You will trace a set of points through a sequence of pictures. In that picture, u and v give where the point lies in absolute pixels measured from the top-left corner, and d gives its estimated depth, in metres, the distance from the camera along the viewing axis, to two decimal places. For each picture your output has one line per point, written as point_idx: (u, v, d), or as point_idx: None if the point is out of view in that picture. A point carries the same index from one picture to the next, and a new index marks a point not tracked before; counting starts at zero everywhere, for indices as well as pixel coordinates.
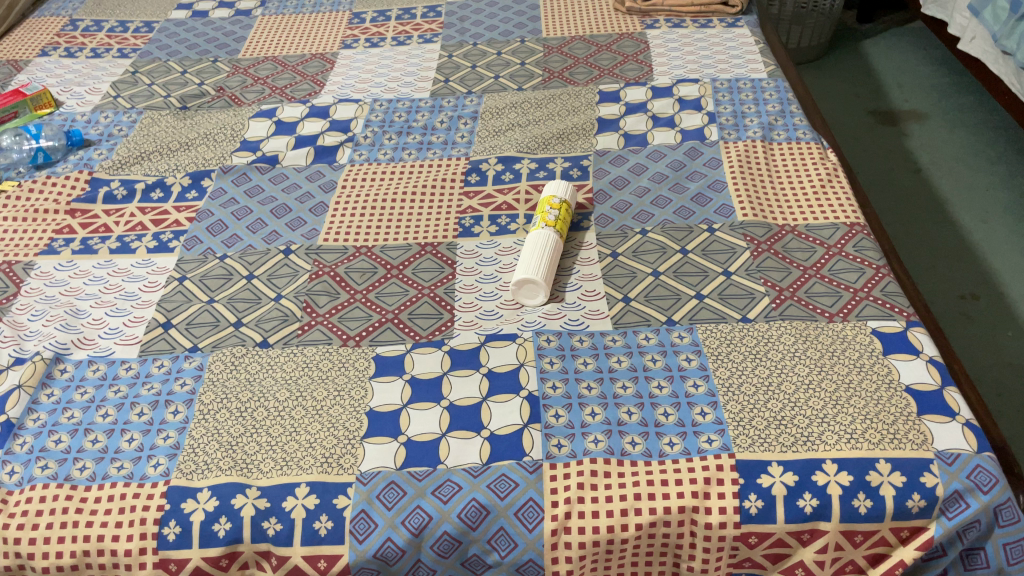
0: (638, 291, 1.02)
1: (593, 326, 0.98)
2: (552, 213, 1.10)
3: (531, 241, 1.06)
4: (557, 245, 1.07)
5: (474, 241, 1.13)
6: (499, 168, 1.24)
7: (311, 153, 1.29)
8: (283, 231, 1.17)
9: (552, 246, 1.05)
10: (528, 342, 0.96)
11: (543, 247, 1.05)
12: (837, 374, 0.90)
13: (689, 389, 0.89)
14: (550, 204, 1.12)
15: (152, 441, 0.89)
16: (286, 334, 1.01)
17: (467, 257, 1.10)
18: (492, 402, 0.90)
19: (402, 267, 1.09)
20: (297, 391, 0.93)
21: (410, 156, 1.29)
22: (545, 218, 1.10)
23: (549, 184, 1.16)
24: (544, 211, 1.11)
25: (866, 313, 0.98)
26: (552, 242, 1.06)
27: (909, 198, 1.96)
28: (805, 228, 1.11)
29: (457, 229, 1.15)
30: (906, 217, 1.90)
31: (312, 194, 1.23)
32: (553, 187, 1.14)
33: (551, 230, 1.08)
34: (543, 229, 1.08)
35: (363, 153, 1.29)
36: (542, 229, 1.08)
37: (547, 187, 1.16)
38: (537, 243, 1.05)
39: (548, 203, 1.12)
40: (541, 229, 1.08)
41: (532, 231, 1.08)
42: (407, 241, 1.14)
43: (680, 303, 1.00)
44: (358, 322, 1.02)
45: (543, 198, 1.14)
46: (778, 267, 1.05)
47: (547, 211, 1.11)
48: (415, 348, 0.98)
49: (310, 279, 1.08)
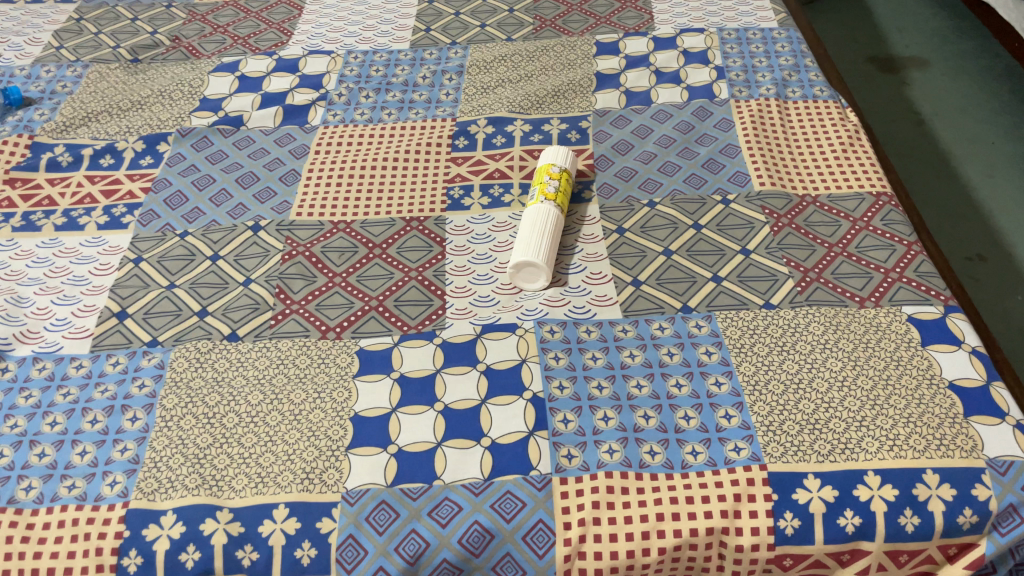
0: (648, 274, 0.93)
1: (601, 314, 0.89)
2: (551, 184, 0.99)
3: (529, 216, 0.96)
4: (558, 220, 0.96)
5: (465, 215, 1.02)
6: (489, 131, 1.13)
7: (280, 113, 1.17)
8: (251, 203, 1.05)
9: (553, 223, 0.95)
10: (530, 334, 0.87)
11: (544, 224, 0.94)
12: (873, 369, 0.81)
13: (711, 388, 0.80)
14: (549, 174, 1.00)
15: (107, 454, 0.79)
16: (257, 325, 0.90)
17: (457, 233, 1.00)
18: (492, 405, 0.80)
19: (386, 247, 0.99)
20: (272, 393, 0.83)
21: (390, 117, 1.16)
22: (543, 190, 0.99)
23: (546, 150, 1.05)
24: (542, 182, 1.00)
25: (900, 297, 0.89)
26: (553, 218, 0.96)
27: (912, 151, 1.86)
28: (827, 199, 1.01)
29: (445, 202, 1.04)
30: (909, 171, 1.81)
31: (283, 160, 1.10)
32: (552, 154, 1.03)
33: (551, 204, 0.97)
34: (542, 204, 0.97)
35: (338, 114, 1.17)
36: (541, 203, 0.97)
37: (545, 153, 1.04)
38: (536, 219, 0.95)
39: (546, 173, 1.01)
40: (541, 203, 0.97)
41: (530, 206, 0.97)
42: (389, 216, 1.03)
43: (695, 287, 0.91)
44: (338, 310, 0.91)
45: (540, 166, 1.03)
46: (801, 245, 0.95)
47: (545, 182, 0.99)
48: (403, 341, 0.88)
49: (282, 260, 0.97)
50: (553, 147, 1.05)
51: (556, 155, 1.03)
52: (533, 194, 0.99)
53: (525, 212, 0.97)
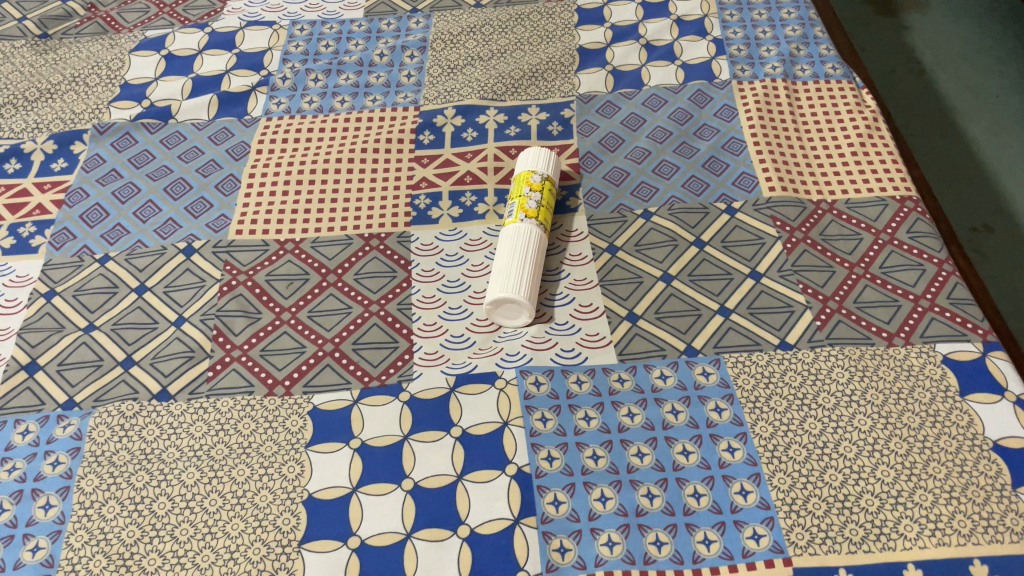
0: (645, 306, 0.80)
1: (593, 359, 0.77)
2: (531, 198, 0.85)
3: (508, 238, 0.82)
4: (541, 240, 0.83)
5: (432, 231, 0.89)
6: (458, 122, 0.98)
7: (214, 103, 1.01)
8: (183, 219, 0.90)
9: (536, 246, 0.82)
10: (512, 387, 0.75)
11: (526, 248, 0.81)
12: (906, 428, 0.71)
13: (723, 456, 0.70)
14: (529, 184, 0.86)
15: (16, 555, 0.67)
16: (192, 379, 0.77)
17: (424, 254, 0.87)
18: (470, 483, 0.69)
19: (342, 273, 0.85)
20: (211, 470, 0.71)
21: (342, 106, 1.01)
22: (522, 206, 0.85)
23: (524, 154, 0.90)
24: (520, 194, 0.86)
25: (932, 332, 0.78)
26: (536, 240, 0.82)
27: (912, 107, 1.73)
28: (845, 207, 0.89)
29: (409, 214, 0.90)
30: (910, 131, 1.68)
31: (219, 163, 0.95)
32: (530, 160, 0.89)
33: (533, 224, 0.83)
34: (523, 224, 0.83)
35: (282, 102, 1.01)
36: (520, 223, 0.83)
37: (522, 156, 0.90)
38: (516, 243, 0.82)
39: (524, 184, 0.86)
40: (519, 224, 0.83)
41: (509, 225, 0.84)
42: (345, 233, 0.89)
43: (700, 322, 0.79)
44: (287, 357, 0.79)
45: (518, 173, 0.89)
46: (819, 266, 0.83)
47: (524, 195, 0.85)
48: (363, 397, 0.75)
49: (221, 293, 0.83)
50: (533, 148, 0.91)
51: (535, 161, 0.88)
52: (510, 210, 0.85)
53: (503, 233, 0.84)
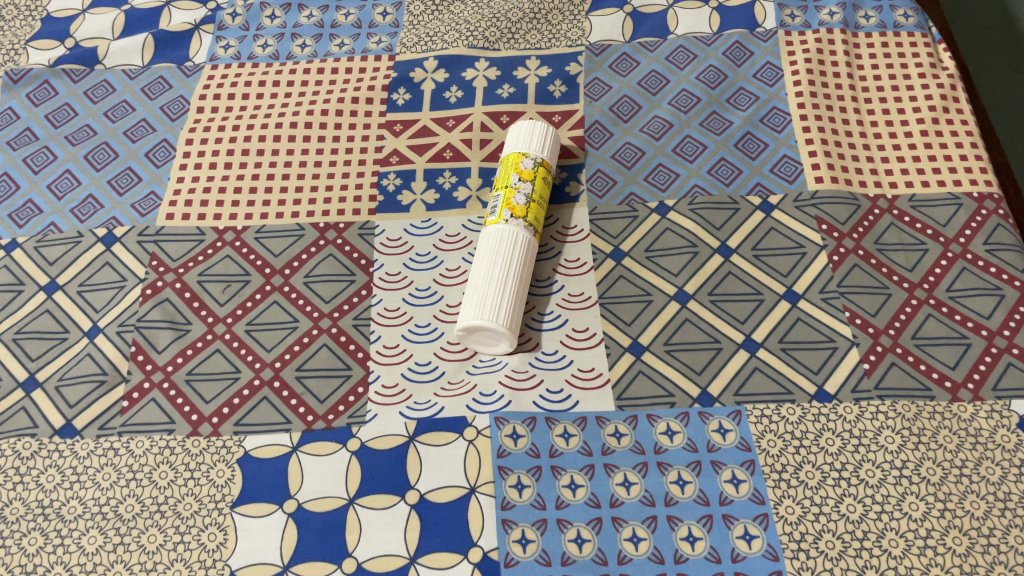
0: (652, 335, 0.66)
1: (585, 404, 0.63)
2: (519, 191, 0.69)
3: (487, 243, 0.67)
4: (529, 244, 0.68)
5: (401, 221, 0.73)
6: (440, 78, 0.81)
7: (150, 45, 0.84)
8: (104, 196, 0.75)
9: (522, 255, 0.67)
10: (484, 439, 0.61)
11: (509, 259, 0.66)
12: (967, 517, 0.57)
13: (738, 546, 0.56)
14: (517, 172, 0.70)
15: None
16: (102, 412, 0.64)
17: (390, 252, 0.72)
18: (424, 568, 0.56)
19: (289, 274, 0.71)
20: (117, 534, 0.59)
21: (302, 51, 0.84)
22: (507, 201, 0.69)
23: (512, 129, 0.74)
24: (506, 185, 0.70)
25: (1008, 384, 0.62)
26: (522, 247, 0.67)
27: None
28: (909, 204, 0.72)
29: (374, 197, 0.74)
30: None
31: (151, 124, 0.79)
32: (520, 139, 0.72)
33: (519, 226, 0.68)
34: (506, 225, 0.68)
35: (231, 45, 0.85)
36: (503, 224, 0.68)
37: (510, 133, 0.74)
38: (497, 251, 0.66)
39: (512, 172, 0.70)
40: (502, 226, 0.68)
41: (490, 226, 0.68)
42: (297, 221, 0.74)
43: (719, 359, 0.64)
44: (218, 386, 0.65)
45: (504, 155, 0.72)
46: (870, 286, 0.67)
47: (510, 187, 0.69)
48: (304, 443, 0.62)
49: (144, 297, 0.70)
50: (523, 122, 0.74)
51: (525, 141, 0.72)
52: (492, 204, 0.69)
53: (483, 235, 0.68)
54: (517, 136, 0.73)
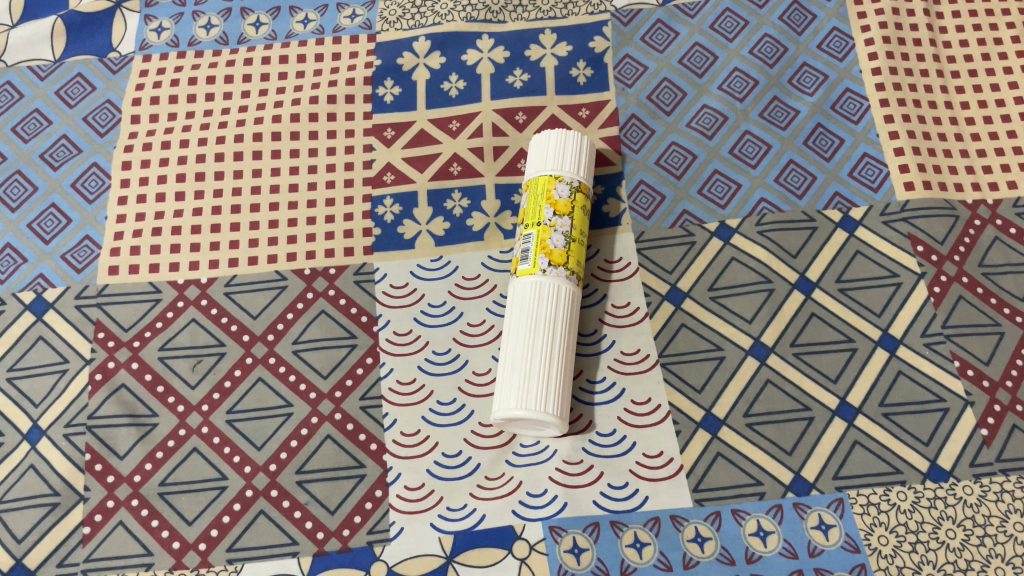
0: (729, 405, 0.54)
1: (656, 500, 0.52)
2: (555, 229, 0.55)
3: (522, 301, 0.54)
4: (573, 298, 0.55)
5: (405, 261, 0.59)
6: (435, 64, 0.66)
7: (61, 31, 0.68)
8: (27, 246, 0.60)
9: (567, 316, 0.54)
10: (538, 555, 0.51)
11: (553, 324, 0.53)
12: None
13: None
14: (550, 204, 0.56)
15: None
16: (58, 544, 0.52)
17: (396, 304, 0.58)
18: None
19: (274, 342, 0.57)
20: None
21: (258, 33, 0.67)
22: (542, 243, 0.55)
23: (534, 142, 0.59)
24: (539, 222, 0.56)
25: None
26: (566, 305, 0.54)
27: None
28: (1013, 211, 0.60)
29: (368, 231, 0.60)
30: None
31: (74, 143, 0.63)
32: (548, 158, 0.57)
33: (561, 276, 0.54)
34: (544, 277, 0.54)
35: (165, 27, 0.68)
36: (540, 275, 0.54)
37: (532, 147, 0.59)
38: (536, 312, 0.53)
39: (543, 204, 0.56)
40: (539, 278, 0.54)
41: (522, 277, 0.55)
42: (275, 267, 0.59)
43: (811, 433, 0.53)
44: (202, 500, 0.53)
45: (530, 179, 0.58)
46: (979, 325, 0.56)
47: (543, 225, 0.56)
48: (317, 571, 0.51)
49: (93, 384, 0.56)
50: (548, 131, 0.59)
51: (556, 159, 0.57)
52: (522, 247, 0.56)
53: (514, 288, 0.55)
54: (543, 154, 0.58)
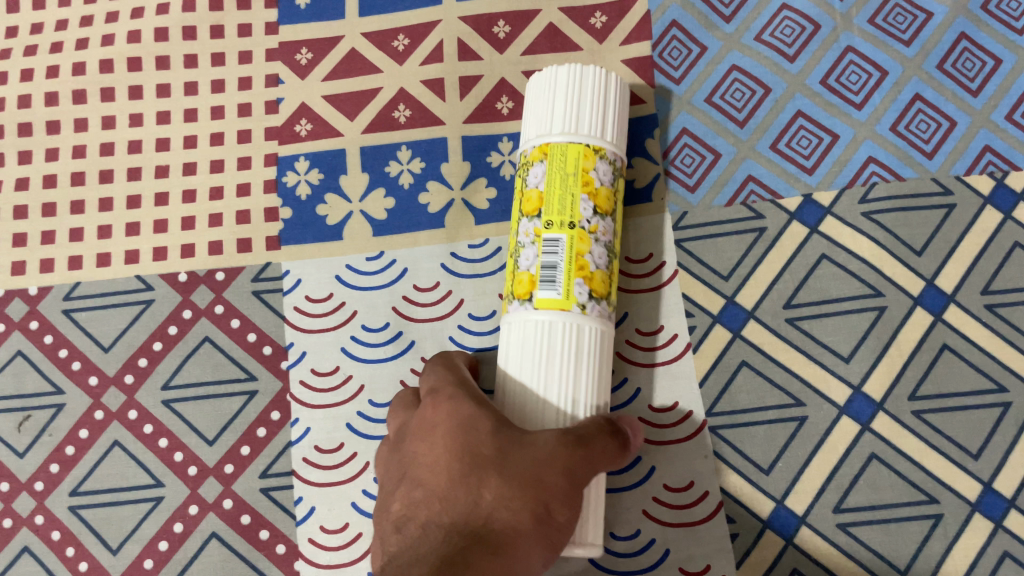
0: (812, 494, 0.36)
1: None
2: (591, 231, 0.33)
3: (517, 355, 0.32)
4: (602, 347, 0.32)
5: (329, 260, 0.40)
6: None
7: None
8: None
9: (594, 378, 0.32)
10: None
11: (572, 395, 0.31)
12: None
13: None
14: (585, 191, 0.33)
15: None
16: None
17: (315, 327, 0.39)
18: None
19: (136, 386, 0.39)
20: None
21: None
22: (579, 261, 0.32)
23: (538, 82, 0.34)
24: (572, 221, 0.32)
25: None
26: (594, 359, 0.32)
27: None
28: None
29: (273, 213, 0.40)
30: None
31: None
32: (568, 113, 0.34)
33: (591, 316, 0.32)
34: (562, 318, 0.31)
35: None
36: (576, 316, 0.32)
37: (535, 89, 0.34)
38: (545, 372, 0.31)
39: (575, 189, 0.33)
40: (550, 318, 0.31)
41: (523, 314, 0.32)
42: (136, 270, 0.40)
43: (940, 541, 0.35)
44: None
45: (538, 143, 0.34)
46: None
47: (578, 226, 0.33)
48: None
49: None
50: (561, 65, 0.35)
51: (591, 111, 0.34)
52: (539, 262, 0.32)
53: (507, 329, 0.33)
54: (563, 102, 0.34)
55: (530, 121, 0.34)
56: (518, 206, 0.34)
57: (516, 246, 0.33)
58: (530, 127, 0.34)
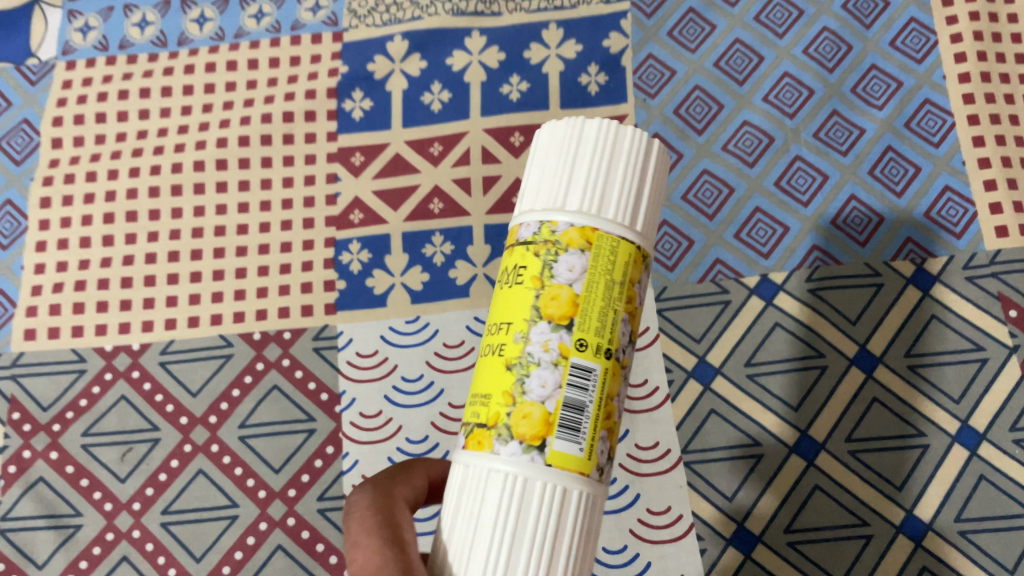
0: (766, 517, 0.44)
1: None
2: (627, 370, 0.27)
3: (463, 509, 0.25)
4: (591, 521, 0.25)
5: (375, 323, 0.49)
6: (412, 71, 0.54)
7: None
8: None
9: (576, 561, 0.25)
10: None
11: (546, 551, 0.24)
12: None
13: None
14: (627, 310, 0.27)
15: None
16: None
17: (363, 377, 0.48)
18: None
19: (217, 424, 0.48)
20: None
21: (201, 31, 0.56)
22: (607, 406, 0.26)
23: (591, 133, 0.27)
24: (608, 350, 0.26)
25: None
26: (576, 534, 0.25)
27: None
28: None
29: (331, 284, 0.50)
30: None
31: None
32: (589, 185, 0.27)
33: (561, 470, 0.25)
34: (526, 463, 0.25)
35: (92, 26, 0.56)
36: (591, 482, 0.25)
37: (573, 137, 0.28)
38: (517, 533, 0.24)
39: (621, 305, 0.27)
40: (522, 464, 0.25)
41: (488, 455, 0.25)
42: (220, 330, 0.49)
43: (870, 556, 0.43)
44: None
45: (581, 224, 0.26)
46: None
47: (616, 357, 0.27)
48: None
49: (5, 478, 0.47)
50: (572, 117, 0.28)
51: (653, 204, 0.28)
52: (561, 396, 0.25)
53: (460, 469, 0.26)
54: (632, 177, 0.27)
55: (568, 185, 0.27)
56: (520, 307, 0.26)
57: (518, 357, 0.26)
58: (557, 187, 0.27)
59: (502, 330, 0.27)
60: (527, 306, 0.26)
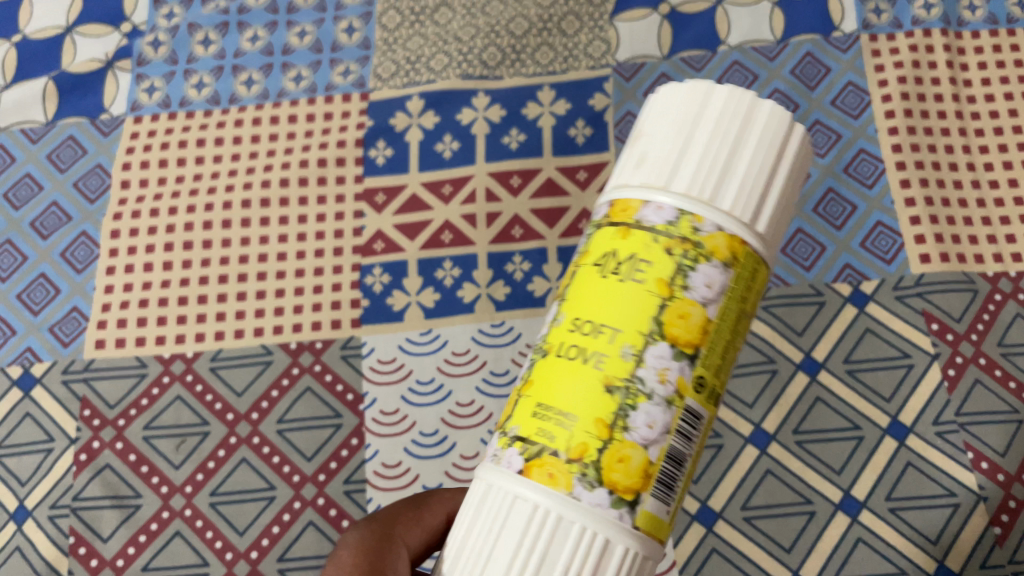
0: (725, 497, 0.52)
1: None
2: (720, 400, 0.33)
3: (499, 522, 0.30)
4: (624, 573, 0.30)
5: (394, 335, 0.58)
6: (427, 125, 0.64)
7: (53, 92, 0.66)
8: (16, 318, 0.60)
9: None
10: None
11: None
12: None
13: None
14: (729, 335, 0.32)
15: None
16: None
17: (384, 380, 0.56)
18: None
19: (258, 420, 0.56)
20: None
21: (249, 91, 0.66)
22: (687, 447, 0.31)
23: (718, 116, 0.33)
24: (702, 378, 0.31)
25: None
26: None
27: None
28: None
29: (357, 302, 0.59)
30: None
31: (65, 211, 0.63)
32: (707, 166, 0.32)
33: (619, 520, 0.29)
34: (577, 506, 0.29)
35: (156, 87, 0.66)
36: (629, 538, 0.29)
37: (718, 109, 0.33)
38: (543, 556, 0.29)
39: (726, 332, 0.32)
40: (563, 504, 0.29)
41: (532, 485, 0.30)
42: (262, 341, 0.58)
43: (813, 529, 0.51)
44: None
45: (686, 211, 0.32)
46: (998, 412, 0.53)
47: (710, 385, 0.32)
48: None
49: (77, 465, 0.55)
50: (717, 90, 0.33)
51: (779, 208, 0.33)
52: (656, 425, 0.30)
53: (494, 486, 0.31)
54: (754, 175, 0.32)
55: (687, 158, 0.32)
56: (611, 304, 0.31)
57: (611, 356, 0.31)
58: (676, 148, 0.32)
59: (611, 333, 0.31)
60: (621, 295, 0.31)
